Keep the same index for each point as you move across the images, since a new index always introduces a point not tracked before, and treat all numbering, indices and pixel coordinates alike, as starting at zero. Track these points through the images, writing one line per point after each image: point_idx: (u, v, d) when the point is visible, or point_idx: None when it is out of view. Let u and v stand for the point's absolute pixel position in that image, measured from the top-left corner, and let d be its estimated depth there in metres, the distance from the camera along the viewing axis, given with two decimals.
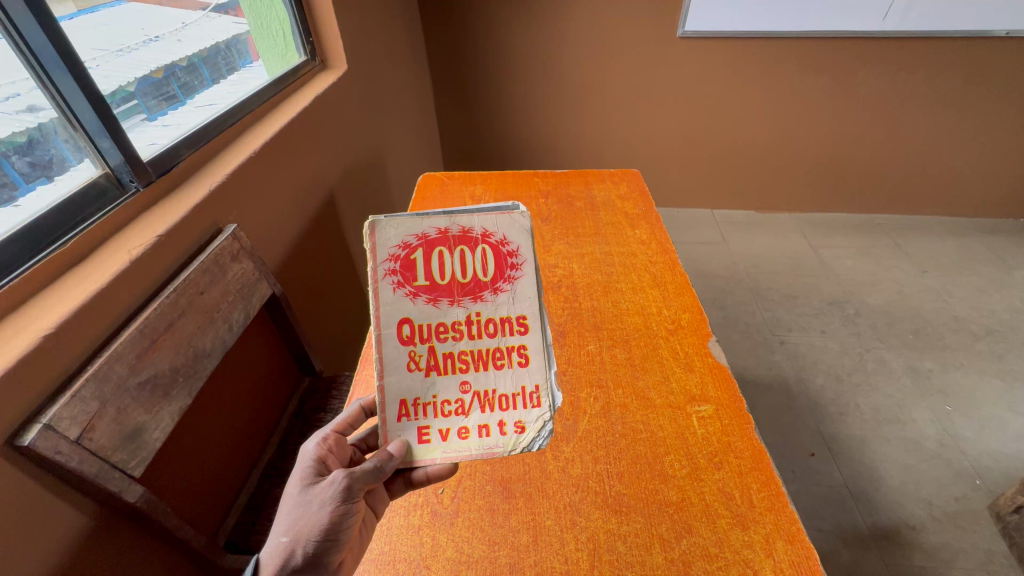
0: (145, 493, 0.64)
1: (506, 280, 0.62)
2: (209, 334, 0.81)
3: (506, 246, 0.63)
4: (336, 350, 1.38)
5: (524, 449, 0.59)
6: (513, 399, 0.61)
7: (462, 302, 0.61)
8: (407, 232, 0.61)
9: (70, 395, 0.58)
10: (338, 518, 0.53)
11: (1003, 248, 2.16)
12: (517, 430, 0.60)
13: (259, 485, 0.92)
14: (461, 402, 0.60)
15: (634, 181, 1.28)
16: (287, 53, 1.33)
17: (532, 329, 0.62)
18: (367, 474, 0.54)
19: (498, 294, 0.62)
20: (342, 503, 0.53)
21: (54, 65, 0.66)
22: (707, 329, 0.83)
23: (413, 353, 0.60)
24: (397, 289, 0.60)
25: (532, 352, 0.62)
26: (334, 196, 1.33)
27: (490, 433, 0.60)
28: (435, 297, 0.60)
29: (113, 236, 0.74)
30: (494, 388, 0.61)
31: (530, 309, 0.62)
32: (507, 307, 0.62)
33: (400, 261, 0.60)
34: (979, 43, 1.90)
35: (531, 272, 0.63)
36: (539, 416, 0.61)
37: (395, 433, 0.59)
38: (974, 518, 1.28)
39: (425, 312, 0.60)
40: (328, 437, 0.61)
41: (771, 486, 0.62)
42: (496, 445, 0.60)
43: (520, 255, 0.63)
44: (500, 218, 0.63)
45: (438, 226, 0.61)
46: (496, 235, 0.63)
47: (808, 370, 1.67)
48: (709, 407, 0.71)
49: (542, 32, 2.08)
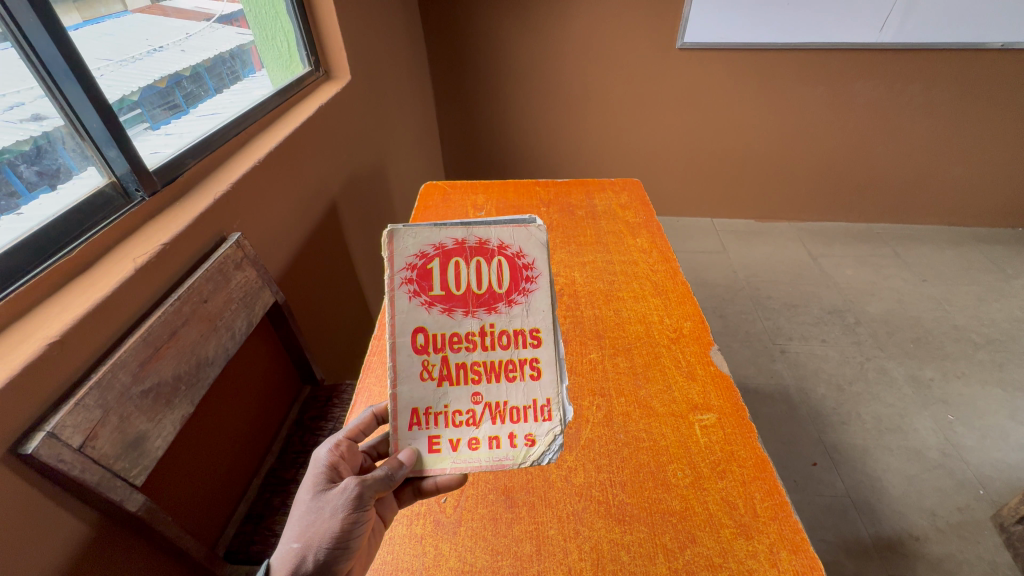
0: (147, 501, 0.64)
1: (521, 293, 0.62)
2: (212, 342, 0.82)
3: (522, 259, 0.63)
4: (337, 358, 1.38)
5: (534, 462, 0.60)
6: (523, 411, 0.61)
7: (476, 313, 0.61)
8: (424, 242, 0.61)
9: (74, 402, 0.58)
10: (349, 525, 0.54)
11: (1002, 258, 2.17)
12: (527, 443, 0.61)
13: (259, 494, 0.91)
14: (472, 413, 0.60)
15: (635, 190, 1.29)
16: (291, 64, 1.34)
17: (545, 343, 0.62)
18: (378, 482, 0.55)
19: (512, 306, 0.62)
20: (353, 511, 0.54)
21: (62, 75, 0.67)
22: (709, 338, 0.83)
23: (427, 362, 0.60)
24: (414, 298, 0.61)
25: (544, 364, 0.62)
26: (336, 205, 1.34)
27: (501, 444, 0.60)
28: (450, 307, 0.61)
29: (118, 244, 0.74)
30: (505, 400, 0.61)
31: (543, 322, 0.62)
32: (521, 319, 0.62)
33: (417, 270, 0.61)
34: (975, 56, 1.92)
35: (545, 285, 0.63)
36: (549, 429, 0.61)
37: (406, 441, 0.59)
38: (978, 528, 1.27)
39: (440, 322, 0.61)
40: (340, 443, 0.61)
41: (775, 496, 0.61)
42: (506, 456, 0.60)
43: (535, 268, 0.63)
44: (516, 231, 0.63)
45: (455, 236, 0.62)
46: (512, 248, 0.63)
47: (809, 379, 1.66)
48: (712, 416, 0.71)
49: (542, 43, 2.11)
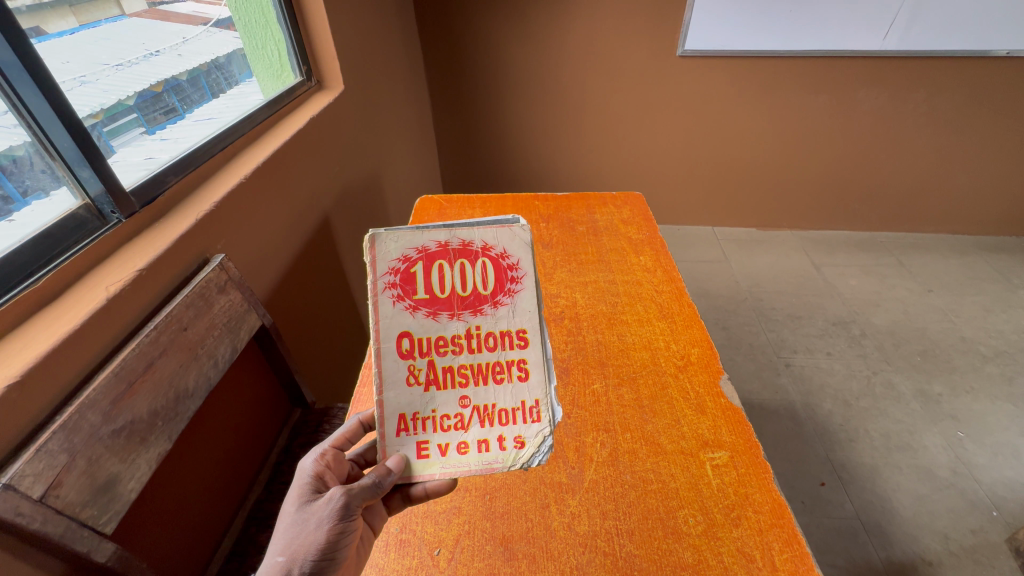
0: (118, 551, 0.60)
1: (506, 294, 0.59)
2: (192, 371, 0.77)
3: (506, 259, 0.59)
4: (329, 377, 1.33)
5: (523, 465, 0.56)
6: (512, 414, 0.57)
7: (461, 315, 0.58)
8: (407, 245, 0.58)
9: (35, 449, 0.54)
10: (335, 537, 0.51)
11: (1006, 267, 2.14)
12: (516, 445, 0.57)
13: (244, 529, 0.86)
14: (460, 417, 0.57)
15: (637, 205, 1.25)
16: (282, 72, 1.29)
17: (532, 344, 0.58)
18: (365, 490, 0.52)
19: (498, 308, 0.58)
20: (339, 522, 0.51)
21: (27, 87, 0.62)
22: (718, 366, 0.79)
23: (413, 367, 0.56)
24: (397, 302, 0.57)
25: (532, 366, 0.58)
26: (329, 218, 1.29)
27: (490, 447, 0.56)
28: (435, 310, 0.57)
29: (91, 270, 0.69)
30: (494, 402, 0.57)
31: (530, 323, 0.59)
32: (507, 320, 0.58)
33: (401, 274, 0.57)
34: (980, 63, 1.89)
35: (531, 285, 0.60)
36: (538, 431, 0.57)
37: (394, 448, 0.55)
38: (992, 552, 1.23)
39: (425, 326, 0.57)
40: (326, 453, 0.59)
41: (794, 545, 0.57)
42: (495, 460, 0.56)
43: (520, 269, 0.59)
44: (500, 231, 0.60)
45: (438, 239, 0.58)
46: (496, 249, 0.59)
47: (815, 395, 1.62)
48: (723, 454, 0.67)
49: (541, 51, 2.07)
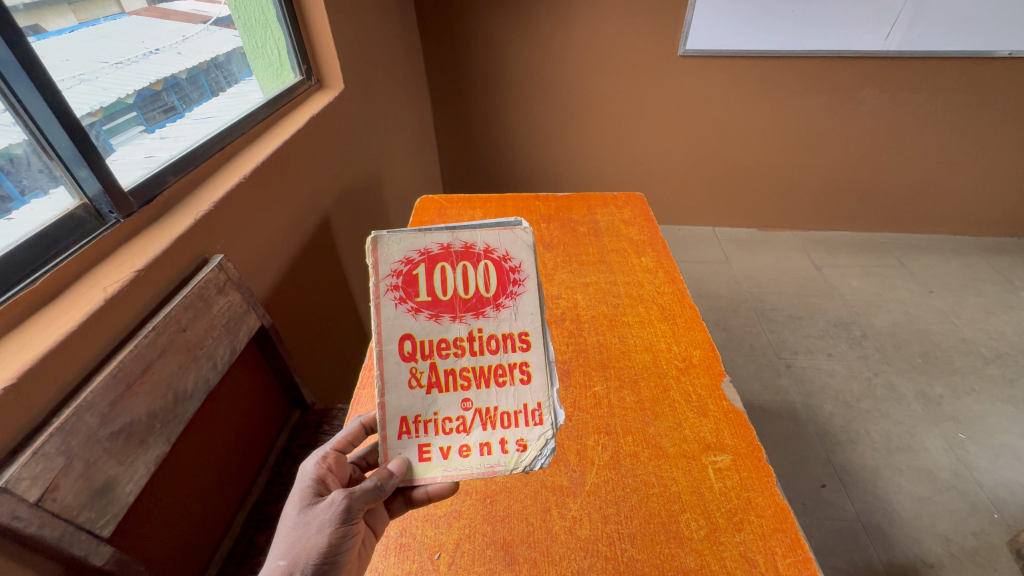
0: (116, 554, 0.60)
1: (508, 296, 0.58)
2: (191, 372, 0.77)
3: (509, 261, 0.59)
4: (329, 378, 1.32)
5: (525, 469, 0.55)
6: (515, 417, 0.57)
7: (464, 318, 0.57)
8: (409, 247, 0.57)
9: (31, 452, 0.53)
10: (337, 540, 0.50)
11: (1008, 269, 2.13)
12: (519, 449, 0.56)
13: (243, 530, 0.85)
14: (462, 420, 0.56)
15: (638, 206, 1.25)
16: (282, 71, 1.29)
17: (535, 346, 0.58)
18: (367, 493, 0.51)
19: (500, 310, 0.58)
20: (341, 525, 0.51)
21: (23, 86, 0.61)
22: (720, 368, 0.79)
23: (415, 369, 0.56)
24: (399, 305, 0.56)
25: (535, 368, 0.58)
26: (329, 218, 1.29)
27: (492, 451, 0.56)
28: (437, 313, 0.57)
29: (89, 271, 0.69)
30: (496, 405, 0.57)
31: (532, 326, 0.58)
32: (509, 323, 0.58)
33: (403, 276, 0.57)
34: (982, 64, 1.89)
35: (534, 287, 0.59)
36: (541, 434, 0.57)
37: (396, 451, 0.55)
38: (993, 554, 1.23)
39: (427, 328, 0.56)
40: (328, 456, 0.58)
41: (797, 550, 0.57)
42: (497, 463, 0.56)
43: (522, 271, 0.59)
44: (502, 233, 0.59)
45: (440, 241, 0.58)
46: (499, 251, 0.59)
47: (816, 396, 1.62)
48: (725, 458, 0.66)
49: (541, 51, 2.07)
